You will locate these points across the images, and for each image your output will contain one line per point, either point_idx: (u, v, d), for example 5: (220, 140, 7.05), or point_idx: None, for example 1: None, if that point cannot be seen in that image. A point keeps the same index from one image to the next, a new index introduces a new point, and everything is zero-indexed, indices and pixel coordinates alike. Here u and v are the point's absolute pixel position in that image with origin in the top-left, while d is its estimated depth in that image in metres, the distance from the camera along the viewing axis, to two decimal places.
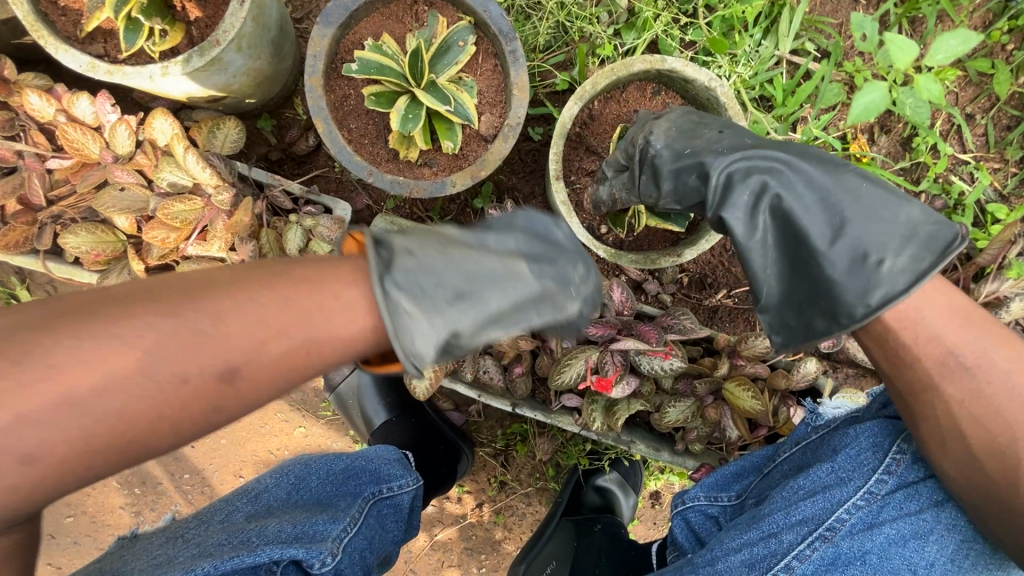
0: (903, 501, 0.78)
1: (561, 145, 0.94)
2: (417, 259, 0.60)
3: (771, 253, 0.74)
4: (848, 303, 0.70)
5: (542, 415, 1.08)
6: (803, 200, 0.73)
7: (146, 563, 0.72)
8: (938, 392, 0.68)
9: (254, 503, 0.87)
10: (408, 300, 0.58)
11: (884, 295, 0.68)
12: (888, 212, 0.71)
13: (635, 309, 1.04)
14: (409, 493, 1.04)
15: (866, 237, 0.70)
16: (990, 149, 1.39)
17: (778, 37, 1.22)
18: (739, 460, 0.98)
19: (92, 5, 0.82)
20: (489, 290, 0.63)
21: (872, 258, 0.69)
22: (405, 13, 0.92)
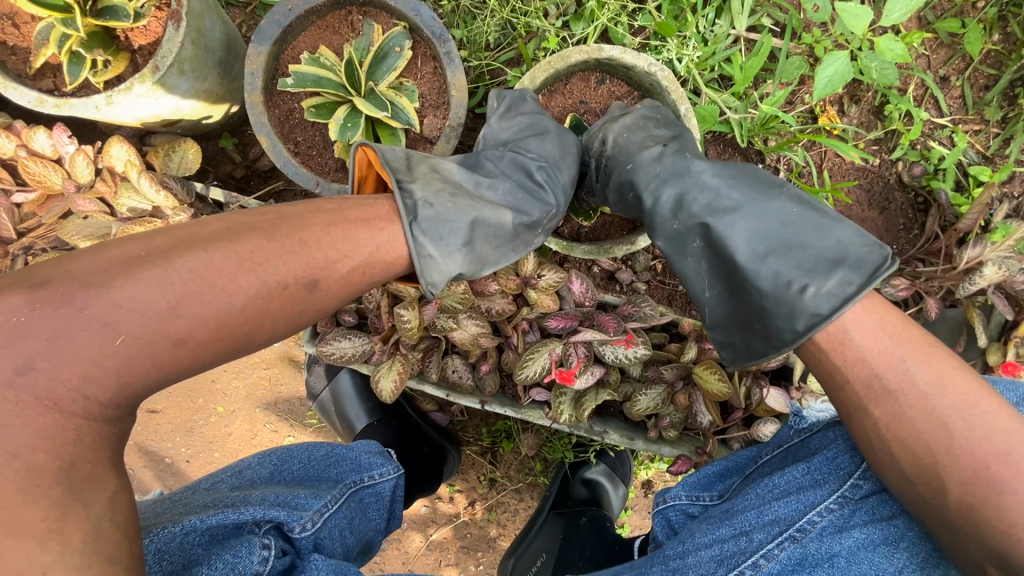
0: (877, 506, 0.74)
1: None
2: (435, 208, 0.70)
3: (708, 273, 0.79)
4: (777, 327, 0.72)
5: (514, 411, 1.08)
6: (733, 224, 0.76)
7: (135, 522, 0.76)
8: (870, 409, 0.67)
9: (238, 477, 0.91)
10: (430, 245, 0.69)
11: (808, 322, 0.69)
12: (819, 236, 0.73)
13: (597, 299, 1.03)
14: (390, 482, 1.03)
15: (792, 264, 0.72)
16: (968, 112, 1.34)
17: (732, 15, 1.20)
18: (722, 460, 0.95)
19: (36, 42, 0.85)
20: (487, 232, 0.75)
21: (796, 285, 0.71)
22: (341, 24, 0.93)
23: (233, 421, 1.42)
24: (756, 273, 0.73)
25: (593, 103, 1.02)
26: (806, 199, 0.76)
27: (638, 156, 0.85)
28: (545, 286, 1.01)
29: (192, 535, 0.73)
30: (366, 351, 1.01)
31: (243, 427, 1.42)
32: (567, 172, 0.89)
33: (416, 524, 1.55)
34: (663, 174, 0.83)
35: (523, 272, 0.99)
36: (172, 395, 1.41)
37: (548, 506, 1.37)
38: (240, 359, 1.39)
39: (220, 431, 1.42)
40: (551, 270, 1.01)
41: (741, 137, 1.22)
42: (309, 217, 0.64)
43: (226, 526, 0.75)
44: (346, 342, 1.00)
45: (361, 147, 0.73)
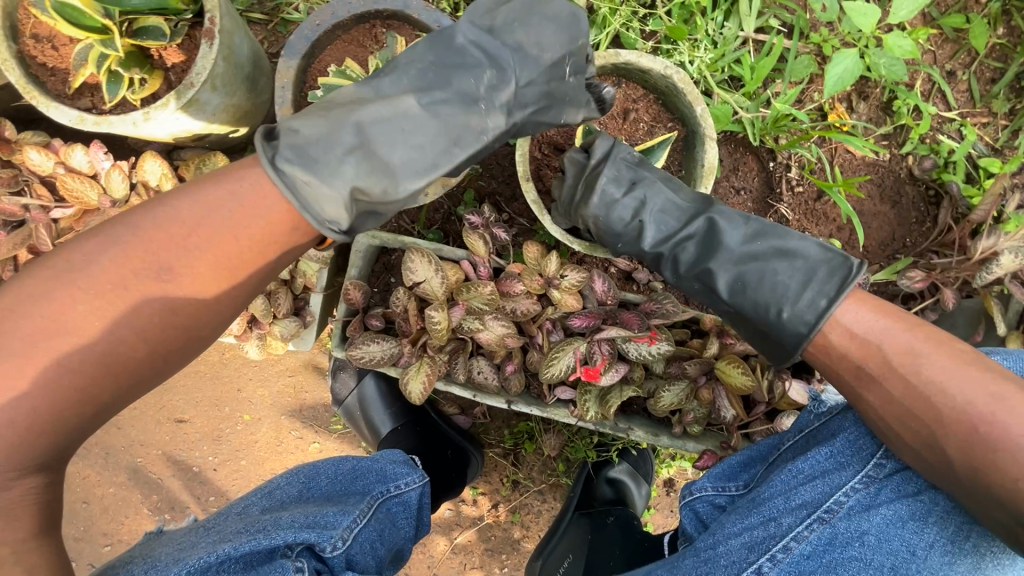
0: (902, 483, 0.77)
1: (526, 147, 0.97)
2: (302, 133, 0.73)
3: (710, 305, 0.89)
4: (775, 347, 0.83)
5: (541, 410, 1.10)
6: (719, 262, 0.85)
7: (170, 549, 0.77)
8: (864, 395, 0.75)
9: (269, 499, 0.92)
10: (303, 173, 0.71)
11: (795, 338, 0.79)
12: (788, 261, 0.82)
13: (619, 297, 1.05)
14: (417, 491, 1.06)
15: (775, 289, 0.81)
16: (976, 105, 1.36)
17: (740, 17, 1.23)
18: (745, 449, 0.96)
19: (75, 63, 0.88)
20: (378, 135, 0.76)
21: (781, 309, 0.81)
22: (365, 37, 0.97)
23: (259, 428, 1.44)
24: (741, 305, 0.84)
25: (610, 105, 1.05)
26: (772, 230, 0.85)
27: (629, 218, 0.90)
28: (568, 285, 1.02)
29: (227, 563, 0.75)
30: (395, 354, 1.03)
31: (270, 435, 1.44)
32: (526, 28, 0.82)
33: (440, 528, 1.55)
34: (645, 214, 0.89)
35: (547, 273, 1.01)
36: (199, 405, 1.43)
37: (574, 507, 1.38)
38: (265, 367, 1.41)
39: (247, 439, 1.45)
40: (574, 270, 1.03)
41: (754, 135, 1.26)
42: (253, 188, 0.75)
43: (260, 551, 0.77)
44: (375, 346, 1.03)
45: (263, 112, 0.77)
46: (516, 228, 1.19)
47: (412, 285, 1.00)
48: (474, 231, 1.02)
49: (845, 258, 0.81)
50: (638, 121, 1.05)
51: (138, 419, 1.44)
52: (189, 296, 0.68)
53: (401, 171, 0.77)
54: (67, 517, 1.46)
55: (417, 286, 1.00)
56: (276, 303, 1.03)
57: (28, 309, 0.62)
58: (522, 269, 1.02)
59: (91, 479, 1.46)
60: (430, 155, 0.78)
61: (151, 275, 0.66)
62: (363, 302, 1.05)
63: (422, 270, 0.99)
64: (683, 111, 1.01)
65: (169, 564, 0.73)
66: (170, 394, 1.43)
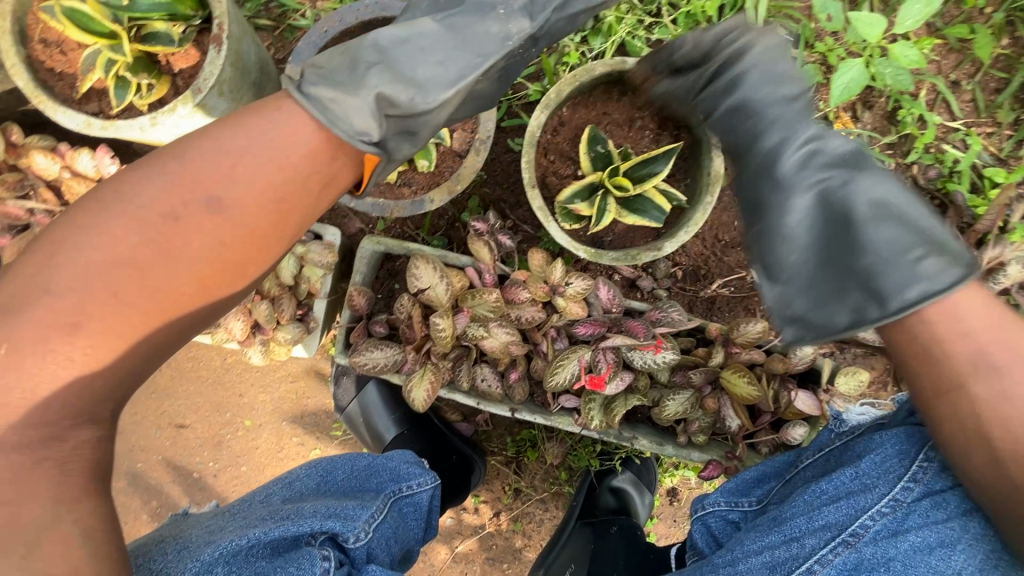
0: (931, 509, 0.73)
1: (532, 154, 0.97)
2: (326, 68, 0.75)
3: (805, 242, 0.81)
4: (886, 293, 0.74)
5: (546, 419, 1.09)
6: (877, 190, 0.78)
7: (200, 532, 0.79)
8: (970, 386, 0.67)
9: (289, 489, 0.94)
10: (328, 91, 0.72)
11: (919, 293, 0.71)
12: (873, 226, 0.77)
13: (624, 305, 1.05)
14: (428, 492, 1.03)
15: (912, 234, 0.75)
16: (981, 114, 1.36)
17: (746, 26, 1.23)
18: (758, 466, 0.96)
19: (84, 67, 0.88)
20: (400, 55, 0.77)
21: (914, 253, 0.74)
22: None
23: (260, 434, 1.43)
24: (880, 240, 0.76)
25: (615, 114, 1.05)
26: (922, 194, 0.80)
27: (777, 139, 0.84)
28: (573, 293, 1.01)
29: (256, 548, 0.75)
30: (398, 360, 1.03)
31: (271, 441, 1.43)
32: None
33: (441, 536, 1.54)
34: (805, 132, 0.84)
35: (552, 281, 1.00)
36: (200, 410, 1.42)
37: (576, 516, 1.37)
38: (267, 373, 1.41)
39: (248, 445, 1.44)
40: (578, 277, 1.02)
41: None
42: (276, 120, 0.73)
43: (287, 538, 0.77)
44: (378, 353, 1.02)
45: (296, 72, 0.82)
46: (521, 235, 1.19)
47: (416, 291, 1.00)
48: (478, 237, 1.01)
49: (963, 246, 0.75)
50: (644, 129, 1.05)
51: (138, 423, 1.43)
52: (240, 227, 0.67)
53: (432, 83, 0.77)
54: None
55: (421, 293, 0.99)
56: (279, 308, 1.03)
57: (68, 253, 0.60)
58: (527, 277, 1.02)
59: None
60: (451, 70, 0.78)
61: (201, 203, 0.65)
62: (366, 308, 1.04)
63: (427, 277, 0.98)
64: (688, 119, 1.01)
65: (203, 544, 0.75)
66: (171, 399, 1.42)
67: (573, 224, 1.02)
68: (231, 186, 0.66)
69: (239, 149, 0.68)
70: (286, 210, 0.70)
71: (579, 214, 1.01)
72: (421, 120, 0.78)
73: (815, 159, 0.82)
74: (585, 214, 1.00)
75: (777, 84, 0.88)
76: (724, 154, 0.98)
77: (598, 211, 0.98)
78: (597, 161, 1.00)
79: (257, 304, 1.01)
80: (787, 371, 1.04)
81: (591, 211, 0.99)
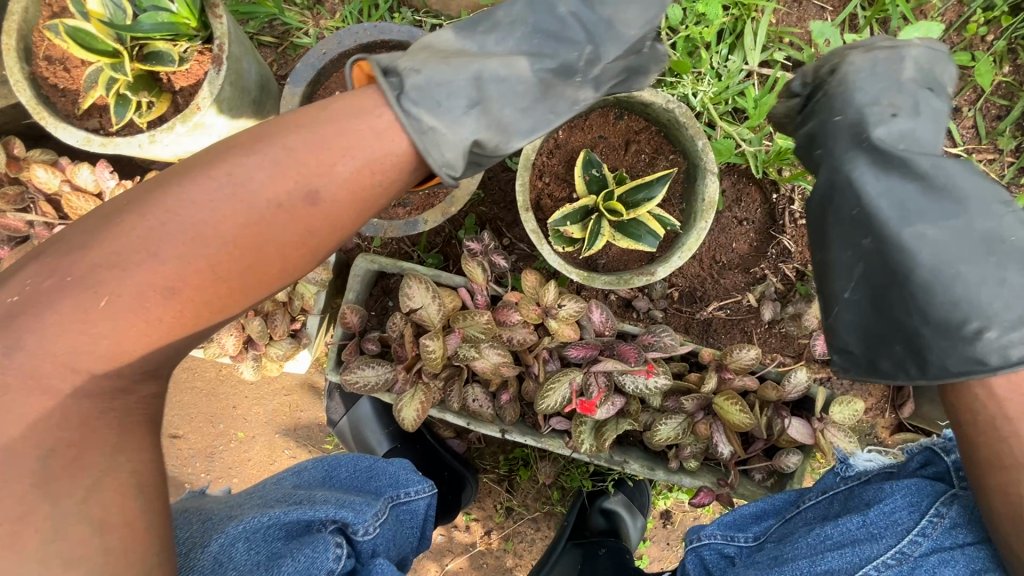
0: (938, 566, 0.71)
1: (526, 177, 0.97)
2: (424, 74, 0.66)
3: (860, 284, 0.77)
4: (931, 356, 0.72)
5: (537, 441, 1.09)
6: (947, 245, 0.71)
7: (219, 508, 0.80)
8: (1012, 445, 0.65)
9: (297, 479, 0.93)
10: (428, 116, 0.64)
11: (967, 366, 0.69)
12: (941, 291, 0.71)
13: (617, 329, 1.04)
14: (425, 500, 1.00)
15: (979, 298, 0.69)
16: (981, 141, 1.35)
17: (744, 51, 1.24)
18: (759, 501, 0.93)
19: (86, 85, 0.90)
20: (495, 91, 0.69)
21: (974, 323, 0.69)
22: None
23: (253, 446, 1.43)
24: (934, 301, 0.71)
25: (611, 138, 1.05)
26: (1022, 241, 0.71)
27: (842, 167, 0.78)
28: (566, 315, 1.01)
29: (271, 530, 0.74)
30: (389, 379, 1.02)
31: (263, 453, 1.43)
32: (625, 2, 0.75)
33: (432, 553, 1.53)
34: (883, 167, 0.76)
35: (544, 303, 1.00)
36: (193, 421, 1.43)
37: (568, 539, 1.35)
38: (261, 385, 1.41)
39: (240, 457, 1.44)
40: (571, 299, 1.02)
41: (755, 167, 1.26)
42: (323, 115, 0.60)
43: (301, 523, 0.76)
44: (369, 371, 1.02)
45: (355, 60, 0.68)
46: (516, 254, 1.19)
47: (408, 311, 1.00)
48: (472, 258, 1.02)
49: None
50: (639, 154, 1.06)
51: None
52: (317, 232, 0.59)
53: (507, 131, 0.71)
54: None
55: (413, 312, 0.99)
56: (272, 324, 1.03)
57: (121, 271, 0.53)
58: (519, 298, 1.02)
59: None
60: (532, 118, 0.72)
61: (296, 200, 0.57)
62: (359, 326, 1.04)
63: (419, 297, 0.98)
64: (685, 145, 1.01)
65: (227, 519, 0.75)
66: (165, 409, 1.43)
67: (566, 247, 1.02)
68: (336, 176, 0.58)
69: (332, 143, 0.59)
70: (359, 208, 0.61)
71: (572, 237, 1.01)
72: (493, 158, 0.74)
73: (940, 198, 0.73)
74: (578, 236, 1.01)
75: (891, 97, 0.78)
76: (719, 180, 0.98)
77: (591, 234, 0.99)
78: (591, 185, 1.00)
79: (250, 319, 1.02)
80: (780, 399, 1.03)
81: (583, 233, 0.99)
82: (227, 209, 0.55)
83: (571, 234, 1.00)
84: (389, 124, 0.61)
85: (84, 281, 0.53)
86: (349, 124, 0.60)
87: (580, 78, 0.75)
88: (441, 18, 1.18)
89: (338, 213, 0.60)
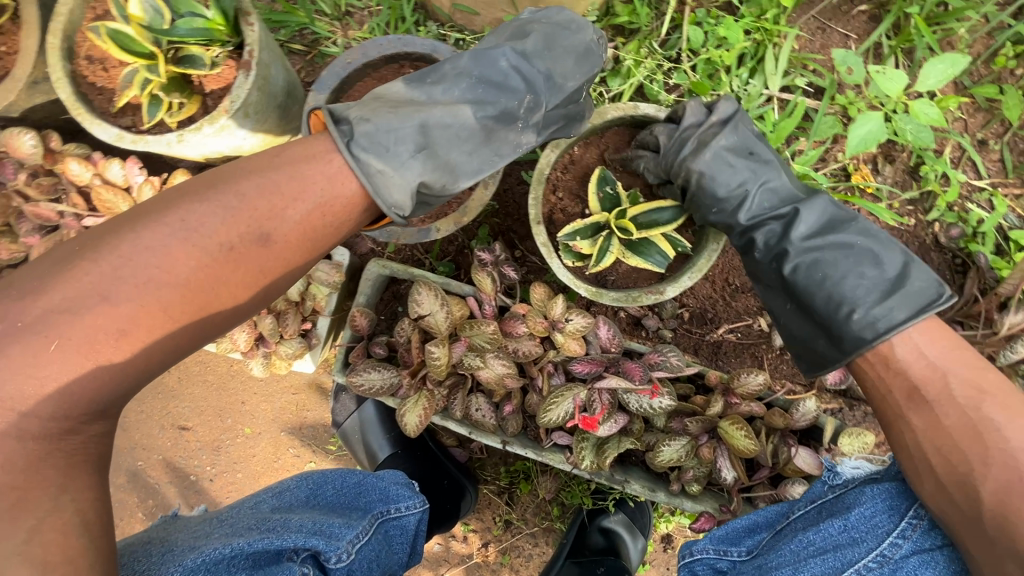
0: (919, 567, 0.70)
1: (540, 190, 0.99)
2: (373, 123, 0.76)
3: (783, 295, 0.93)
4: (836, 342, 0.85)
5: (539, 455, 1.08)
6: (817, 248, 0.88)
7: (185, 537, 0.80)
8: (909, 415, 0.78)
9: (279, 499, 0.94)
10: (377, 163, 0.75)
11: (856, 343, 0.82)
12: (818, 288, 0.86)
13: (624, 346, 1.04)
14: (415, 515, 1.04)
15: (850, 290, 0.84)
16: (1008, 175, 1.32)
17: (766, 75, 1.24)
18: (751, 514, 0.91)
19: (122, 84, 0.94)
20: (442, 137, 0.80)
21: (849, 308, 0.83)
22: (393, 76, 1.00)
23: (258, 442, 1.45)
24: (814, 296, 0.87)
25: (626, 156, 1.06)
26: (872, 234, 0.87)
27: (733, 186, 0.93)
28: (572, 330, 1.01)
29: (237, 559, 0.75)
30: (395, 383, 1.04)
31: (268, 450, 1.45)
32: (554, 59, 0.87)
33: (428, 562, 1.52)
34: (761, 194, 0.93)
35: (551, 316, 1.00)
36: (202, 414, 1.45)
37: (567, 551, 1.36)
38: (271, 382, 1.43)
39: (245, 452, 1.46)
40: (578, 314, 1.02)
41: None
42: (264, 168, 0.72)
43: (268, 551, 0.77)
44: (375, 374, 1.03)
45: (314, 112, 0.81)
46: (526, 267, 1.20)
47: (417, 317, 1.01)
48: (482, 268, 1.03)
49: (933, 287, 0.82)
50: None
51: (140, 422, 1.46)
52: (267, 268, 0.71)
53: (452, 171, 0.82)
54: None
55: (421, 319, 1.00)
56: (283, 323, 1.05)
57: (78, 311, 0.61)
58: (527, 310, 1.02)
59: None
60: (479, 161, 0.83)
61: (251, 241, 0.69)
62: (368, 329, 1.06)
63: (428, 304, 0.99)
64: None
65: (187, 548, 0.75)
66: (176, 401, 1.45)
67: (576, 262, 1.01)
68: (287, 219, 0.71)
69: (279, 192, 0.71)
70: (306, 246, 0.74)
71: (582, 252, 1.01)
72: (441, 196, 0.85)
73: (805, 215, 0.90)
74: (588, 252, 1.00)
75: (751, 138, 0.97)
76: None
77: (600, 250, 0.98)
78: (605, 202, 1.00)
79: (262, 318, 1.03)
80: (788, 427, 1.02)
81: (593, 248, 0.99)
82: (181, 251, 0.66)
83: (582, 249, 1.00)
84: (338, 169, 0.74)
85: (39, 323, 0.60)
86: (300, 173, 0.72)
87: (524, 124, 0.85)
88: (465, 31, 1.20)
89: (283, 254, 0.72)
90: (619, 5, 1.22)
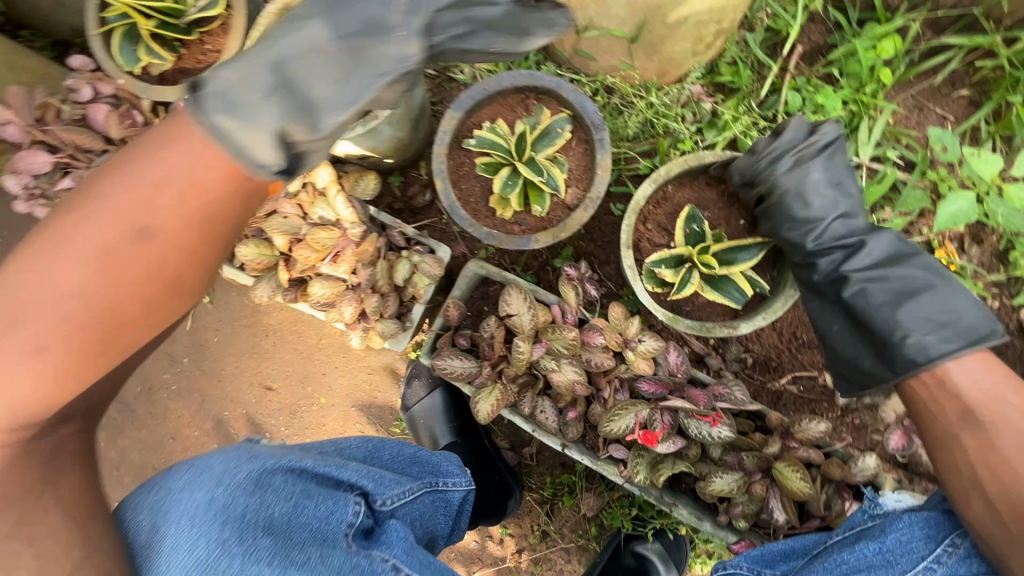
0: None
1: (633, 219, 1.09)
2: (222, 84, 0.70)
3: (837, 318, 1.01)
4: (889, 362, 0.91)
5: (592, 461, 1.15)
6: (885, 276, 0.95)
7: (266, 448, 0.93)
8: (959, 434, 0.81)
9: (341, 451, 1.04)
10: (223, 117, 0.69)
11: (906, 366, 0.89)
12: (875, 313, 0.93)
13: (690, 373, 1.11)
14: (460, 493, 1.11)
15: (908, 318, 0.90)
16: None
17: (858, 143, 1.30)
18: (788, 540, 0.95)
19: None
20: (298, 68, 0.73)
21: (902, 334, 0.90)
22: (518, 105, 1.15)
23: (330, 413, 1.59)
24: (870, 318, 0.94)
25: (714, 198, 1.13)
26: (936, 271, 0.94)
27: (814, 209, 1.02)
28: (643, 351, 1.09)
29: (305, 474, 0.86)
30: (473, 372, 1.14)
31: (338, 421, 1.58)
32: None
33: (462, 559, 1.57)
34: (833, 219, 1.02)
35: (626, 335, 1.09)
36: (287, 379, 1.61)
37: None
38: (351, 360, 1.58)
39: (317, 420, 1.59)
40: (651, 336, 1.10)
41: None
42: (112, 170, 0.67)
43: (330, 478, 0.87)
44: (457, 362, 1.14)
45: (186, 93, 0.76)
46: (603, 289, 1.30)
47: (504, 316, 1.11)
48: (568, 282, 1.14)
49: (989, 328, 0.88)
50: (739, 218, 1.14)
51: (231, 378, 1.63)
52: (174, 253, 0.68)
53: (314, 109, 0.74)
54: (157, 446, 1.66)
55: (508, 318, 1.11)
56: (385, 304, 1.21)
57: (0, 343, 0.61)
58: (605, 326, 1.10)
59: (181, 419, 1.65)
60: (343, 97, 0.74)
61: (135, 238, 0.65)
62: (456, 320, 1.18)
63: (517, 306, 1.10)
64: None
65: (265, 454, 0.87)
66: (266, 363, 1.61)
67: (656, 288, 1.10)
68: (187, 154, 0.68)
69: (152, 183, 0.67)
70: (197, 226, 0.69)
71: (664, 280, 1.09)
72: (316, 141, 0.76)
73: (873, 246, 0.98)
74: (670, 281, 1.09)
75: (835, 168, 1.05)
76: None
77: (681, 280, 1.07)
78: (691, 237, 1.09)
79: (369, 296, 1.19)
80: (845, 480, 1.05)
81: (675, 278, 1.08)
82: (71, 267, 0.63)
83: (664, 278, 1.09)
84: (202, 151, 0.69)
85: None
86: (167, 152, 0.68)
87: (403, 35, 0.74)
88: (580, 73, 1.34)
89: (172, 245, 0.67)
90: (725, 65, 1.32)
